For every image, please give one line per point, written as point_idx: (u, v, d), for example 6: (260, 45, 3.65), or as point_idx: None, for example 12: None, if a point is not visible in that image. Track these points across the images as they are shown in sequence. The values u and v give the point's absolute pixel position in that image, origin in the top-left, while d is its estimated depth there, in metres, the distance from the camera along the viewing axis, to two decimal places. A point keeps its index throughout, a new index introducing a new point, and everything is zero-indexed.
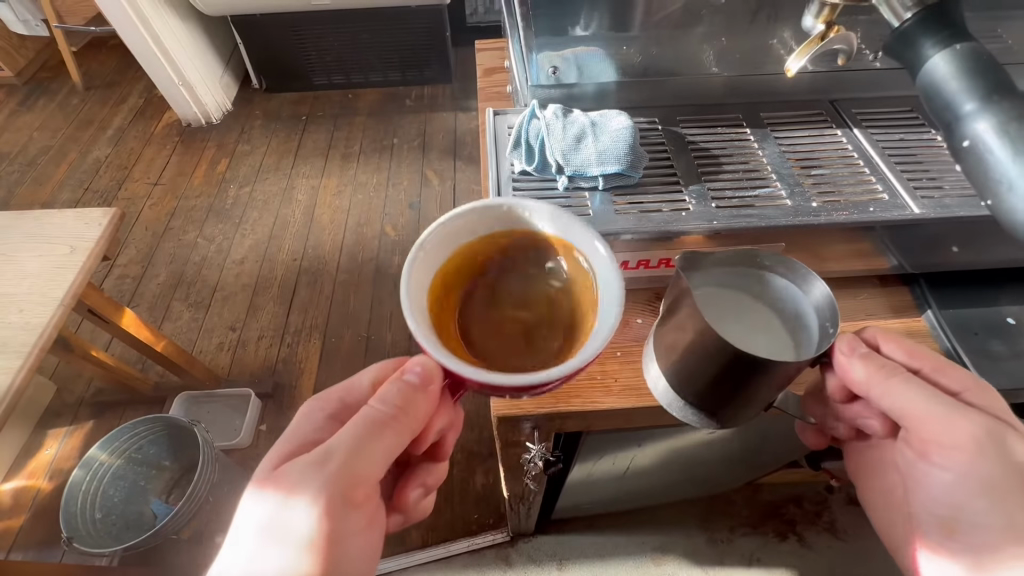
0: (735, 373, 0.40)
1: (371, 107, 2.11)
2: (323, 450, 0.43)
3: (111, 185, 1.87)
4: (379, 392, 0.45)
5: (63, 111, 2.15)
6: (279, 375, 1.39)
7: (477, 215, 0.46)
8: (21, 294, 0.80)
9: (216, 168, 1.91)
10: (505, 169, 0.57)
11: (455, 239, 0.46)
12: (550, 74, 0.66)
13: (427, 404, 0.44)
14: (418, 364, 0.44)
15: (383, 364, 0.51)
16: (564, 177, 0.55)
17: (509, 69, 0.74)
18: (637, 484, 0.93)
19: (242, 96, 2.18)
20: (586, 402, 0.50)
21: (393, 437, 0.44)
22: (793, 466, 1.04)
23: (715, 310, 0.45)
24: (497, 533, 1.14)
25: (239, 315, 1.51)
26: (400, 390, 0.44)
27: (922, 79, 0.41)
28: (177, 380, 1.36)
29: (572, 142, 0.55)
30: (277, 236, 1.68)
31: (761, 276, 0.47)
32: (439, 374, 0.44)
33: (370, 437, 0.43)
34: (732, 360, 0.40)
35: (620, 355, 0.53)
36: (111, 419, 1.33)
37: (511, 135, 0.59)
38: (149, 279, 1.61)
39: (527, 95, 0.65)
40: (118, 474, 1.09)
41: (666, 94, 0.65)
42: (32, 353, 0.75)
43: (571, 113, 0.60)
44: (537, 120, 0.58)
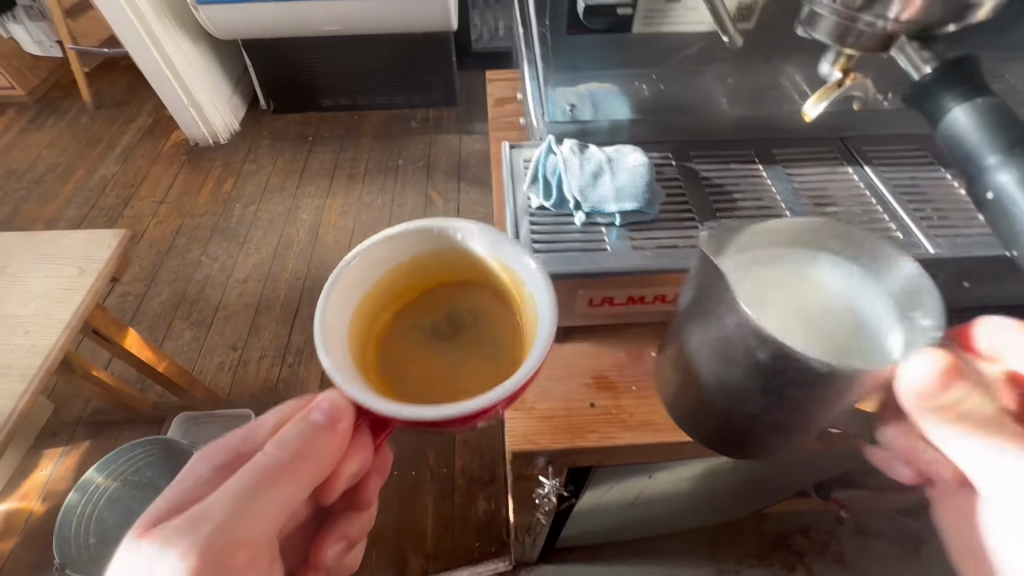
0: (777, 385, 0.39)
1: (377, 129, 2.14)
2: (202, 508, 0.40)
3: (117, 203, 1.88)
4: (278, 437, 0.45)
5: (72, 130, 2.17)
6: (280, 396, 1.38)
7: (369, 262, 0.48)
8: (27, 316, 0.80)
9: (223, 187, 1.93)
10: (522, 203, 0.57)
11: (354, 291, 0.48)
12: (567, 110, 0.67)
13: (334, 444, 0.45)
14: (326, 402, 0.46)
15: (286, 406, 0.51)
16: (581, 213, 0.55)
17: (522, 101, 0.74)
18: (643, 513, 0.91)
19: (250, 116, 2.21)
20: (602, 437, 0.50)
21: (291, 484, 0.44)
22: (802, 495, 1.02)
23: (778, 298, 0.41)
24: (500, 562, 1.12)
25: (241, 333, 1.51)
26: (305, 430, 0.45)
27: (943, 129, 0.42)
28: (176, 400, 1.35)
29: (589, 179, 0.56)
30: (281, 255, 1.69)
31: (816, 248, 0.45)
32: (348, 412, 0.45)
33: (262, 486, 0.42)
34: (776, 373, 0.38)
35: (636, 390, 0.53)
36: (108, 439, 1.31)
37: (528, 170, 0.59)
38: (152, 296, 1.61)
39: (542, 130, 0.65)
40: (115, 497, 1.04)
41: (681, 128, 0.64)
42: (37, 376, 0.74)
43: (587, 147, 0.61)
44: (555, 156, 0.59)
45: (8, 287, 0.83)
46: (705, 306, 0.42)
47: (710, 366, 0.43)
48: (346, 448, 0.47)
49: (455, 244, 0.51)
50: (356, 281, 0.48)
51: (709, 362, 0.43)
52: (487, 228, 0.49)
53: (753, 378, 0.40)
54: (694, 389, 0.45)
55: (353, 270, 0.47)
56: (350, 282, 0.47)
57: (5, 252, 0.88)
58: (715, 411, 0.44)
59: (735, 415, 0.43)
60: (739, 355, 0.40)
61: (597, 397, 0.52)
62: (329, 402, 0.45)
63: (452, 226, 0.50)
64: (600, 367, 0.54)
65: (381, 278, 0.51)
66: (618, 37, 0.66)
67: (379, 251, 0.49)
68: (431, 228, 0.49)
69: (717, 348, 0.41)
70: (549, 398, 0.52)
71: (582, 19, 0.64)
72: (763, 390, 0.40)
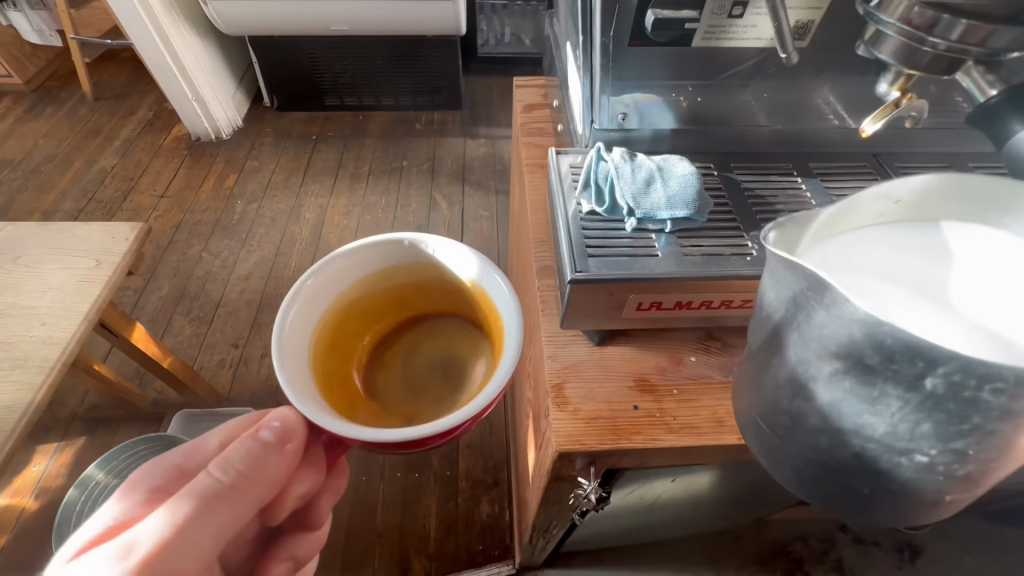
0: (900, 448, 0.31)
1: (381, 130, 2.13)
2: (137, 540, 0.39)
3: (116, 196, 1.86)
4: (222, 458, 0.43)
5: (70, 120, 2.14)
6: (281, 396, 1.36)
7: (329, 276, 0.49)
8: (43, 307, 0.78)
9: (224, 183, 1.91)
10: (570, 209, 0.51)
11: (314, 305, 0.49)
12: (618, 118, 0.61)
13: (279, 465, 0.45)
14: (276, 421, 0.45)
15: (235, 425, 0.49)
16: (633, 219, 0.49)
17: (560, 110, 0.72)
18: (652, 517, 0.92)
19: (253, 113, 2.20)
20: (647, 440, 0.44)
21: (235, 506, 0.42)
22: (805, 503, 1.04)
23: (896, 284, 0.34)
24: (503, 565, 1.12)
25: (242, 331, 1.49)
26: (251, 449, 0.44)
27: (1007, 153, 0.41)
28: (176, 398, 1.33)
29: (642, 185, 0.50)
30: (283, 253, 1.68)
31: (915, 212, 0.38)
32: (299, 432, 0.45)
33: (203, 510, 0.41)
34: (899, 439, 0.30)
35: (677, 393, 0.47)
36: (104, 436, 1.28)
37: (578, 177, 0.53)
38: (151, 291, 1.59)
39: (589, 138, 0.62)
40: (114, 496, 1.00)
41: (716, 143, 0.62)
42: (54, 368, 0.73)
43: (635, 156, 0.54)
44: (605, 161, 0.52)
45: (22, 278, 0.82)
46: (800, 338, 0.33)
47: (832, 419, 0.32)
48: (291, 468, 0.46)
49: (423, 257, 0.53)
50: (317, 295, 0.49)
51: (825, 410, 0.33)
52: (458, 244, 0.50)
53: (910, 417, 0.29)
54: (805, 449, 0.35)
55: (312, 286, 0.48)
56: (311, 297, 0.48)
57: (18, 241, 0.87)
58: (852, 472, 0.34)
59: (892, 473, 0.32)
60: (881, 388, 0.30)
61: (639, 399, 0.46)
62: (282, 419, 0.44)
63: (417, 241, 0.52)
64: (642, 369, 0.48)
65: (341, 292, 0.52)
66: (678, 53, 0.61)
67: (339, 266, 0.49)
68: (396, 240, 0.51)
69: (838, 390, 0.31)
70: (592, 399, 0.46)
71: (646, 32, 0.58)
72: (930, 426, 0.29)
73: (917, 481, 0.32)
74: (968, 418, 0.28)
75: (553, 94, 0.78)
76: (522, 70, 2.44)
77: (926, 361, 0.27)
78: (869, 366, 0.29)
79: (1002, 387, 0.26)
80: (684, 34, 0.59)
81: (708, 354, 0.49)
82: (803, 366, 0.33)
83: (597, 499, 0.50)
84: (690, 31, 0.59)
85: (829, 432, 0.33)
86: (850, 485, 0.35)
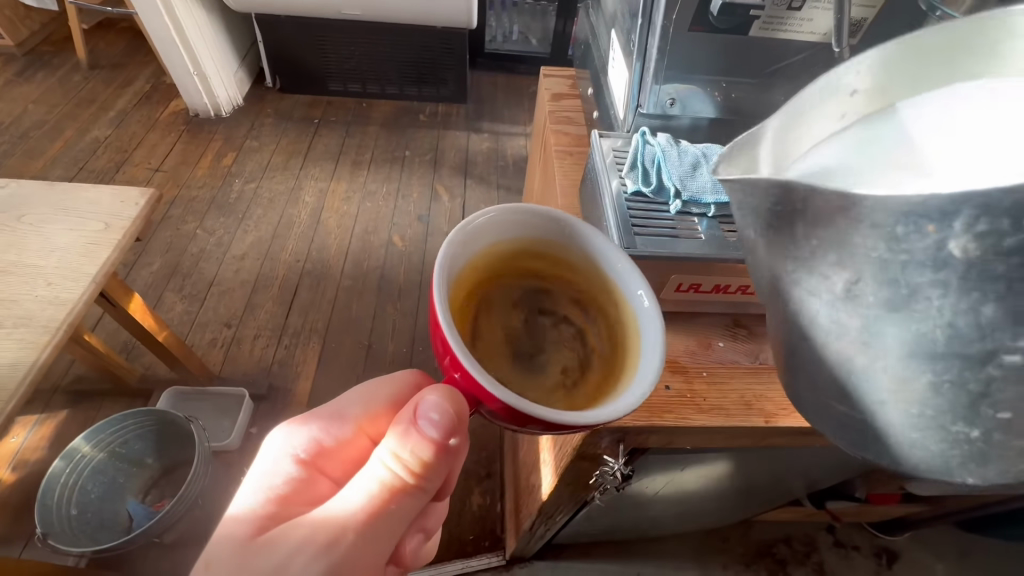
0: (974, 354, 0.25)
1: (384, 118, 2.12)
2: (327, 539, 0.38)
3: (109, 167, 1.81)
4: (393, 449, 0.40)
5: (63, 87, 2.08)
6: (274, 377, 1.34)
7: (497, 220, 0.45)
8: (49, 268, 0.80)
9: (223, 160, 1.87)
10: (613, 187, 0.52)
11: (472, 247, 0.44)
12: (666, 104, 0.61)
13: (446, 457, 0.41)
14: (433, 412, 0.39)
15: (373, 396, 0.48)
16: (678, 202, 0.50)
17: (595, 99, 0.76)
18: (650, 512, 0.92)
19: (253, 92, 2.16)
20: (678, 418, 0.45)
21: (408, 499, 0.40)
22: (795, 505, 1.06)
23: (876, 160, 0.29)
24: (493, 556, 1.12)
25: (236, 310, 1.46)
26: (421, 442, 0.40)
27: None
28: (166, 374, 1.31)
29: (688, 169, 0.52)
30: (280, 236, 1.65)
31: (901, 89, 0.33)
32: (460, 426, 0.40)
33: (383, 503, 0.39)
34: (977, 339, 0.24)
35: (706, 375, 0.48)
36: (87, 410, 1.24)
37: (623, 157, 0.55)
38: (143, 265, 1.55)
39: (629, 122, 0.63)
40: (99, 468, 1.02)
41: None
42: (60, 329, 0.74)
43: (679, 142, 0.57)
44: (650, 145, 0.55)
45: (27, 237, 0.84)
46: (800, 270, 0.30)
47: (872, 347, 0.28)
48: (454, 458, 0.43)
49: (578, 245, 0.46)
50: (478, 236, 0.44)
51: (860, 342, 0.28)
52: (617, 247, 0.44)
53: (964, 307, 0.24)
54: (862, 399, 0.30)
55: (478, 224, 0.44)
56: (472, 233, 0.43)
57: (28, 199, 0.89)
58: (940, 411, 0.27)
59: (988, 397, 0.26)
60: (911, 281, 0.25)
61: (670, 379, 0.47)
62: (438, 410, 0.39)
63: (579, 227, 0.46)
64: (673, 351, 0.49)
65: (495, 245, 0.46)
66: (732, 43, 0.58)
67: (511, 213, 0.45)
68: (562, 218, 0.46)
69: (863, 308, 0.27)
70: None
71: (709, 16, 0.55)
72: (997, 302, 0.24)
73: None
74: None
75: (583, 85, 0.83)
76: (529, 68, 2.44)
77: (944, 224, 0.23)
78: (882, 263, 0.26)
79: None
80: (746, 21, 0.55)
81: (736, 340, 0.51)
82: (813, 300, 0.30)
83: (620, 478, 0.51)
84: (750, 18, 0.55)
85: (874, 369, 0.28)
86: (946, 430, 0.27)
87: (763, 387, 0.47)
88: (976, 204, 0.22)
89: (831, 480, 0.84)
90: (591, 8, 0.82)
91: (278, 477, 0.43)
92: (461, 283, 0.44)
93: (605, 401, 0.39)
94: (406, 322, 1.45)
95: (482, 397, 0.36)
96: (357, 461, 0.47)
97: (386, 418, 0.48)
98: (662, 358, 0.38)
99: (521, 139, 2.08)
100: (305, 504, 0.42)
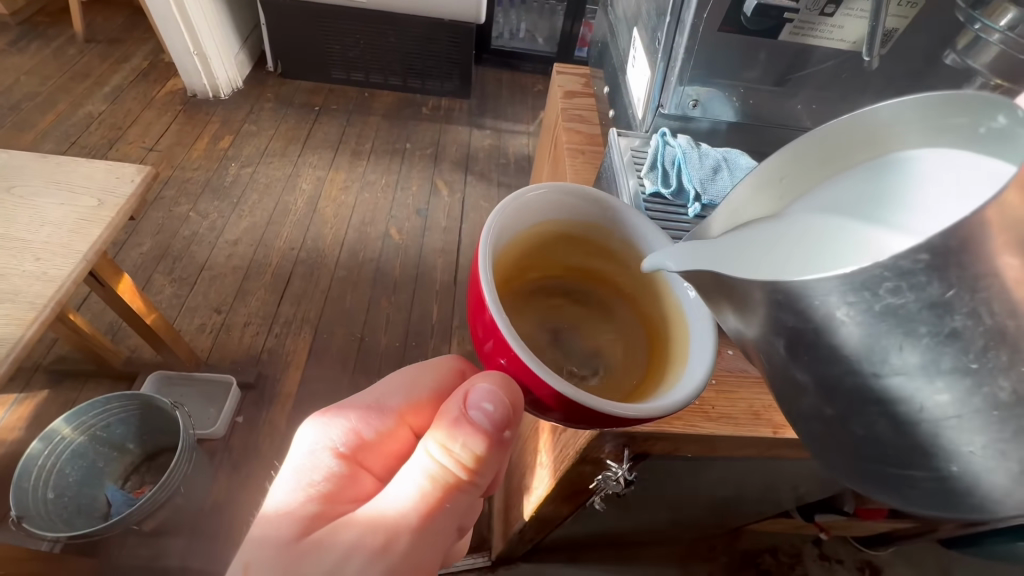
0: (908, 385, 0.23)
1: (387, 109, 2.09)
2: (387, 534, 0.38)
3: (101, 143, 1.77)
4: (446, 447, 0.40)
5: (58, 60, 2.03)
6: (264, 366, 1.31)
7: (551, 197, 0.45)
8: (37, 242, 0.78)
9: (219, 143, 1.84)
10: (633, 188, 0.53)
11: (522, 223, 0.45)
12: (689, 106, 0.62)
13: (496, 455, 0.42)
14: (484, 406, 0.39)
15: (413, 390, 0.49)
16: (698, 204, 0.50)
17: (611, 97, 0.76)
18: (640, 518, 0.91)
19: (254, 76, 2.13)
20: (686, 426, 0.44)
21: (461, 496, 0.41)
22: (783, 516, 1.06)
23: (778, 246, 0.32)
24: (478, 557, 1.10)
25: (226, 296, 1.43)
26: (474, 439, 0.40)
27: None
28: (153, 357, 1.28)
29: (709, 172, 0.52)
30: (275, 223, 1.62)
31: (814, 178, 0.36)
32: (514, 422, 0.39)
33: (439, 502, 0.40)
34: (916, 374, 0.23)
35: (715, 383, 0.47)
36: (69, 391, 1.21)
37: (643, 156, 0.55)
38: (131, 246, 1.52)
39: (648, 122, 0.63)
40: (78, 451, 0.99)
41: (766, 142, 0.65)
42: (48, 305, 0.72)
43: (699, 145, 0.57)
44: (670, 146, 0.54)
45: (17, 209, 0.82)
46: (753, 331, 0.29)
47: (827, 401, 0.26)
48: (503, 455, 0.43)
49: (623, 232, 0.46)
50: (529, 212, 0.45)
51: (814, 400, 0.27)
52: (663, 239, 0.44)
53: (877, 360, 0.24)
54: (842, 453, 0.27)
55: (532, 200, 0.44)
56: (521, 209, 0.44)
57: (18, 171, 0.87)
58: (918, 446, 0.24)
59: (943, 437, 0.23)
60: (831, 344, 0.25)
61: None
62: (490, 406, 0.39)
63: (626, 213, 0.46)
64: None
65: (543, 225, 0.47)
66: (760, 46, 0.57)
67: (566, 191, 0.45)
68: (609, 204, 0.46)
69: (813, 360, 0.26)
70: None
71: (741, 16, 0.54)
72: (911, 351, 0.23)
73: (979, 420, 0.22)
74: (915, 330, 0.22)
75: (597, 84, 0.83)
76: (533, 67, 2.42)
77: (821, 295, 0.24)
78: (804, 332, 0.26)
79: (894, 284, 0.22)
80: (778, 24, 0.55)
81: None
82: (774, 363, 0.29)
83: (622, 483, 0.50)
84: (783, 21, 0.55)
85: (836, 422, 0.27)
86: (927, 471, 0.24)
87: (772, 397, 0.46)
88: (835, 282, 0.23)
89: (823, 493, 0.84)
90: (608, 7, 0.81)
91: (321, 475, 0.43)
92: (508, 262, 0.46)
93: (652, 391, 0.39)
94: (400, 316, 1.44)
95: (532, 385, 0.35)
96: (395, 451, 0.47)
97: (423, 406, 0.50)
98: (713, 355, 0.37)
99: (523, 138, 2.06)
100: (352, 501, 0.42)
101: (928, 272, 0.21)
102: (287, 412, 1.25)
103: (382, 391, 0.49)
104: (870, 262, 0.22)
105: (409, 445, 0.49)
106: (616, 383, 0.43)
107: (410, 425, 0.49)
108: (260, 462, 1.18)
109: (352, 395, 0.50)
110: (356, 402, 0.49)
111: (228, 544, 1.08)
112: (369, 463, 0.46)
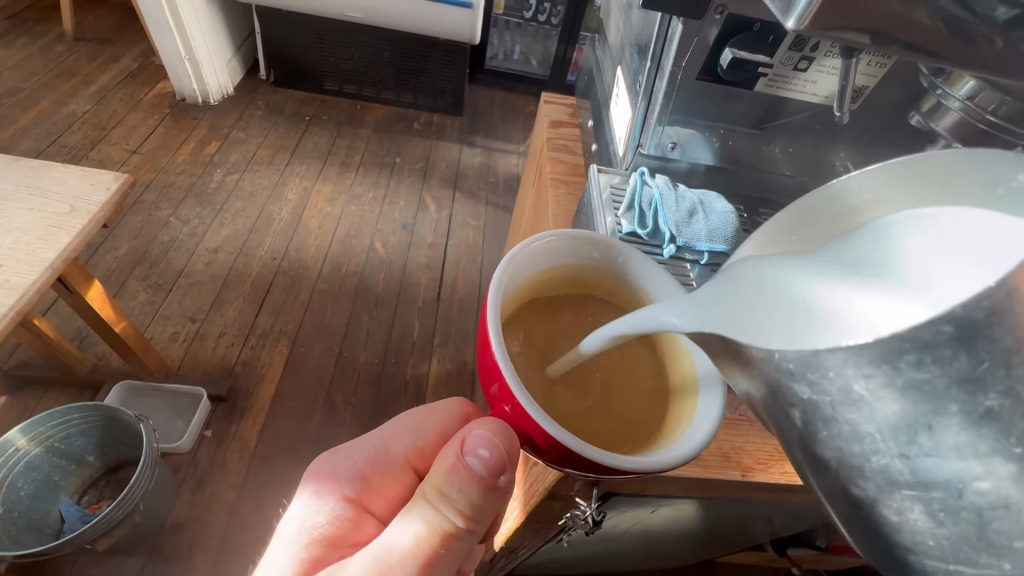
0: (958, 452, 0.19)
1: (378, 123, 2.09)
2: None
3: (83, 144, 1.73)
4: (442, 491, 0.39)
5: (44, 57, 2.01)
6: (236, 379, 1.28)
7: (564, 242, 0.45)
8: (3, 248, 0.75)
9: (205, 148, 1.82)
10: (609, 225, 0.54)
11: (535, 262, 0.45)
12: (667, 147, 0.63)
13: (496, 499, 0.40)
14: (482, 449, 0.38)
15: (419, 428, 0.48)
16: (672, 246, 0.51)
17: (595, 130, 0.77)
18: (614, 549, 0.90)
19: (246, 83, 2.12)
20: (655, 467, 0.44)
21: (458, 544, 0.39)
22: (757, 548, 1.06)
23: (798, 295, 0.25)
24: None
25: (202, 305, 1.40)
26: (471, 483, 0.39)
27: None
28: (120, 366, 1.24)
29: (685, 214, 0.53)
30: (257, 232, 1.59)
31: (815, 236, 0.30)
32: (508, 466, 0.38)
33: (435, 548, 0.39)
34: (965, 452, 0.19)
35: None
36: (28, 399, 1.17)
37: (621, 195, 0.56)
38: (107, 250, 1.48)
39: (628, 160, 0.65)
40: (32, 464, 0.95)
41: (742, 186, 0.67)
42: (8, 314, 0.69)
43: (677, 186, 0.58)
44: (648, 186, 0.56)
45: None
46: (764, 402, 0.27)
47: (853, 482, 0.23)
48: (503, 502, 0.42)
49: (634, 278, 0.47)
50: (540, 255, 0.45)
51: (838, 481, 0.24)
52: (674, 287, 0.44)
53: (904, 441, 0.21)
54: (879, 542, 0.24)
55: (541, 245, 0.44)
56: (531, 254, 0.44)
57: None
58: (957, 547, 0.20)
59: (991, 534, 0.19)
60: (851, 421, 0.22)
61: None
62: (488, 450, 0.38)
63: (634, 259, 0.46)
64: None
65: (553, 266, 0.47)
66: (737, 94, 0.59)
67: (581, 237, 0.46)
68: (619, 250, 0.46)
69: (839, 439, 0.23)
70: None
71: (718, 67, 0.55)
72: (945, 431, 0.19)
73: None
74: (944, 408, 0.19)
75: (583, 115, 0.84)
76: (526, 88, 2.46)
77: (835, 367, 0.22)
78: (820, 406, 0.23)
79: (915, 357, 0.20)
80: (753, 76, 0.57)
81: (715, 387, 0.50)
82: (794, 436, 0.26)
83: (590, 521, 0.50)
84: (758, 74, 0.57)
85: (865, 508, 0.23)
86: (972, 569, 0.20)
87: (741, 440, 0.46)
88: (855, 353, 0.21)
89: (795, 527, 0.84)
90: (597, 40, 0.83)
91: (324, 517, 0.43)
92: (513, 298, 0.46)
93: (653, 445, 0.38)
94: (381, 332, 1.42)
95: (531, 430, 0.35)
96: (399, 494, 0.46)
97: (429, 449, 0.48)
98: (719, 417, 0.37)
99: (514, 158, 2.08)
100: (351, 546, 0.42)
101: (953, 344, 0.19)
102: (257, 429, 1.21)
103: (391, 432, 0.48)
104: (887, 330, 0.20)
105: (415, 489, 0.47)
106: (626, 429, 0.42)
107: (415, 467, 0.48)
108: (227, 479, 1.14)
109: (363, 434, 0.49)
110: (365, 442, 0.48)
111: (186, 567, 1.03)
112: (372, 506, 0.45)
